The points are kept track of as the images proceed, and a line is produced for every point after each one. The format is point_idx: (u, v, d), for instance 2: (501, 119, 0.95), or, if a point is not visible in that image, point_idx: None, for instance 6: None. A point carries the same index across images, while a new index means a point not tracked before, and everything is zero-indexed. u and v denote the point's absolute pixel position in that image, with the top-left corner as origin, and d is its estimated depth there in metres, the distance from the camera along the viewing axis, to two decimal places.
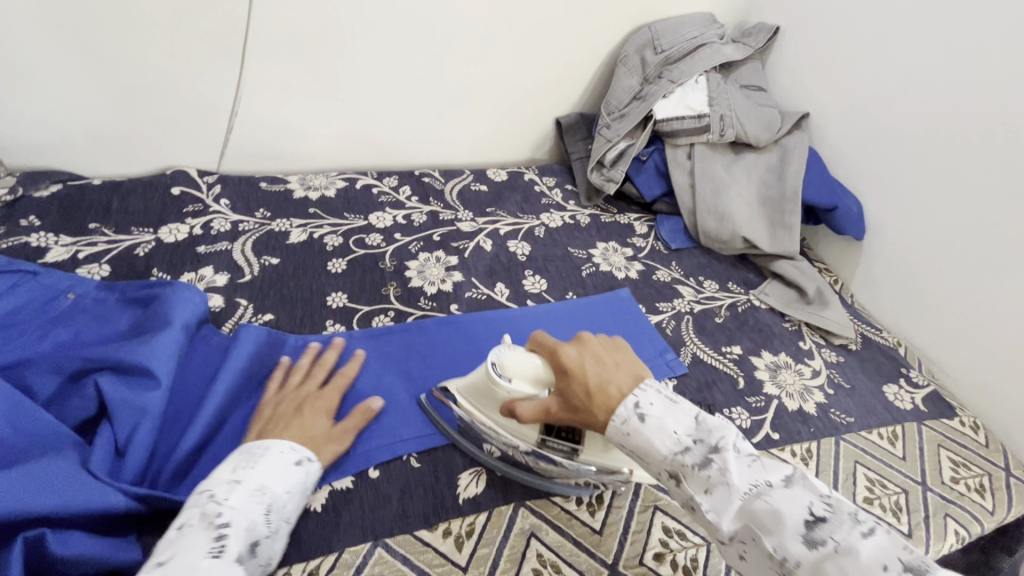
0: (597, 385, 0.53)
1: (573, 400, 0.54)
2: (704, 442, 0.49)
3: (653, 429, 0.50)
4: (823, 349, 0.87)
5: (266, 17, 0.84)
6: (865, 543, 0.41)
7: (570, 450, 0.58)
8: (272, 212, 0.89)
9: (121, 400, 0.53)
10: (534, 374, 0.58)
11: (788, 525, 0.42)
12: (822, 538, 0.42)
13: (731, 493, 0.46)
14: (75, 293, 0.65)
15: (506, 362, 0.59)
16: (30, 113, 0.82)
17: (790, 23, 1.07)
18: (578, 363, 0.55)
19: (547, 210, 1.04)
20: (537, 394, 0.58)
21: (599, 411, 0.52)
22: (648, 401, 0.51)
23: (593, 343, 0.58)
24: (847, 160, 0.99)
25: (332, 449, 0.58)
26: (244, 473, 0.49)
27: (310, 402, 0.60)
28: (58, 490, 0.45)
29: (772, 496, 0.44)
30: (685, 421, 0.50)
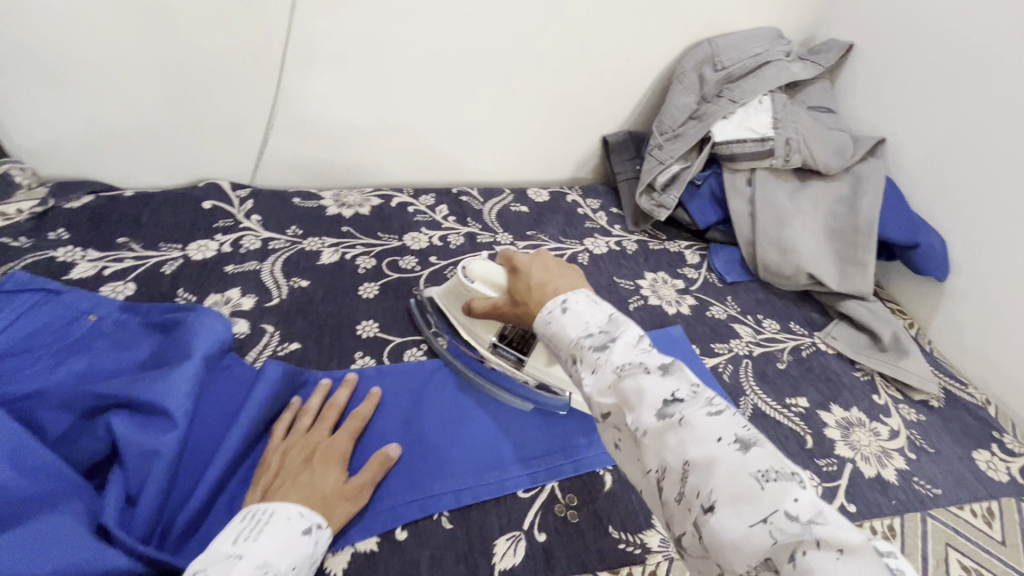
0: (538, 281, 0.55)
1: (515, 295, 0.58)
2: (610, 333, 0.46)
3: (571, 318, 0.48)
4: (901, 405, 0.78)
5: (307, 28, 0.80)
6: (710, 419, 0.38)
7: (516, 361, 0.66)
8: (304, 230, 0.85)
9: (135, 443, 0.49)
10: (491, 278, 0.62)
11: (646, 402, 0.40)
12: (671, 411, 0.39)
13: (609, 370, 0.43)
14: (96, 315, 0.61)
15: (473, 267, 0.64)
16: (66, 122, 0.80)
17: (866, 39, 0.98)
18: (526, 264, 0.57)
19: (591, 235, 0.97)
20: (492, 295, 0.63)
21: (533, 304, 0.54)
22: (575, 299, 0.50)
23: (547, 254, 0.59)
24: (929, 192, 0.90)
25: (345, 508, 0.52)
26: (245, 547, 0.44)
27: (322, 451, 0.55)
28: (57, 552, 0.40)
29: (642, 379, 0.41)
30: (599, 316, 0.48)
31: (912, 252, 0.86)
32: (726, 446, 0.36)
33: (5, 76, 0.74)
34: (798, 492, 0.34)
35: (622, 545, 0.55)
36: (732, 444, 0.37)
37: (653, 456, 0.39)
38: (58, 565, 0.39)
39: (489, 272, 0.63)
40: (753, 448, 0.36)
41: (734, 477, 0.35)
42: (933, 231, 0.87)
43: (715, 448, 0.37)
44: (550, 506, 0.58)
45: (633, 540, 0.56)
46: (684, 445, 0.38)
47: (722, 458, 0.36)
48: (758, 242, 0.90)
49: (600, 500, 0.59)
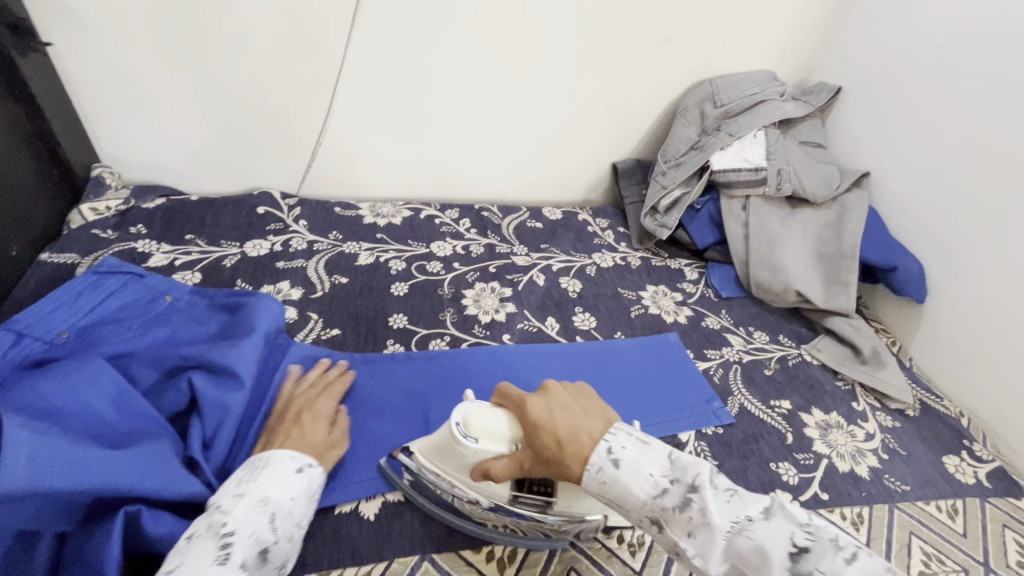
0: (567, 432, 0.51)
1: (544, 453, 0.52)
2: (682, 481, 0.48)
3: (629, 474, 0.49)
4: (878, 412, 0.85)
5: (358, 61, 0.93)
6: (849, 570, 0.41)
7: (544, 503, 0.57)
8: (344, 235, 0.96)
9: (211, 397, 0.59)
10: (497, 431, 0.56)
11: (775, 561, 0.42)
12: (808, 569, 0.41)
13: (715, 533, 0.45)
14: (171, 296, 0.72)
15: (470, 423, 0.56)
16: (149, 135, 0.93)
17: (853, 84, 1.09)
18: (546, 416, 0.53)
19: (599, 250, 1.07)
20: (506, 450, 0.56)
21: (574, 461, 0.50)
22: (620, 445, 0.50)
23: (559, 395, 0.55)
24: (908, 221, 0.99)
25: (335, 453, 0.61)
26: (247, 486, 0.52)
27: (307, 409, 0.63)
28: (155, 473, 0.50)
29: (753, 532, 0.44)
30: (659, 463, 0.49)
31: (892, 275, 0.95)
32: None
33: (105, 94, 0.87)
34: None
35: None
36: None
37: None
38: (157, 484, 0.49)
39: (492, 423, 0.56)
40: None
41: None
42: (911, 256, 0.95)
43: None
44: None
45: None
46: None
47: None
48: (751, 261, 0.99)
49: None
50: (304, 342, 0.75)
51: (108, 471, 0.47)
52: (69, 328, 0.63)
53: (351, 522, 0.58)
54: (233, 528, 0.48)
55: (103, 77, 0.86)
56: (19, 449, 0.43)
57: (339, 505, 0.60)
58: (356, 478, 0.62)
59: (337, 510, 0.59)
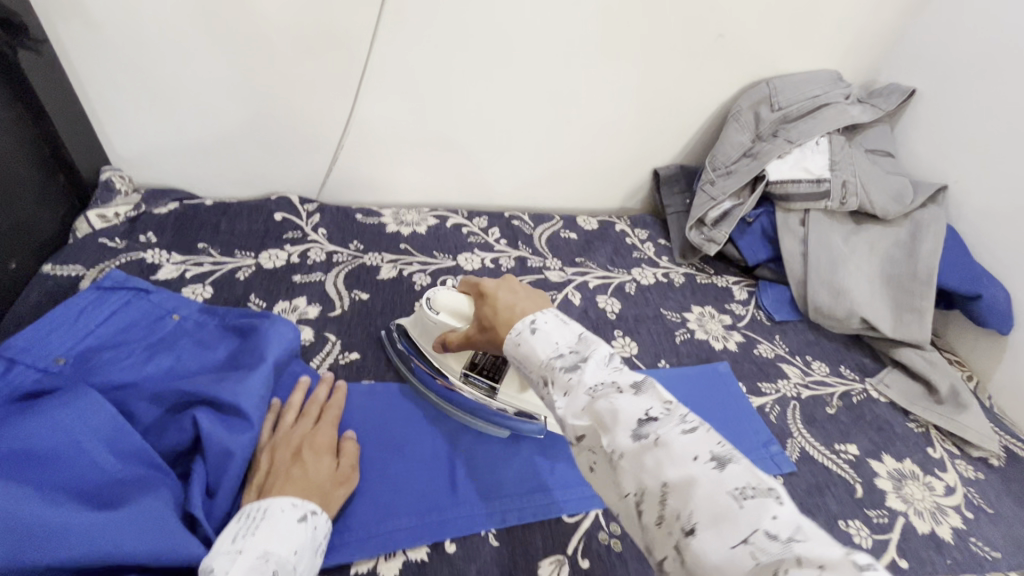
0: (505, 304, 0.54)
1: (483, 321, 0.56)
2: (580, 353, 0.47)
3: (540, 340, 0.49)
4: (958, 461, 0.75)
5: (383, 58, 0.85)
6: (682, 437, 0.39)
7: (488, 390, 0.66)
8: (365, 245, 0.90)
9: (216, 440, 0.53)
10: (458, 309, 0.62)
11: (621, 422, 0.41)
12: (646, 432, 0.40)
13: (581, 392, 0.44)
14: (179, 314, 0.66)
15: (437, 298, 0.64)
16: (162, 136, 0.88)
17: (929, 85, 0.97)
18: (493, 288, 0.56)
19: (639, 265, 0.98)
20: (459, 326, 0.63)
21: (502, 327, 0.53)
22: (544, 320, 0.50)
23: (511, 279, 0.58)
24: (992, 242, 0.88)
25: (342, 491, 0.56)
26: (245, 542, 0.47)
27: (308, 444, 0.57)
28: (152, 533, 0.44)
29: (614, 400, 0.42)
30: (569, 337, 0.49)
31: (973, 303, 0.84)
32: (702, 465, 0.37)
33: (116, 92, 0.82)
34: (775, 508, 0.34)
35: None
36: (708, 463, 0.37)
37: (631, 479, 0.39)
38: (152, 547, 0.43)
39: (454, 304, 0.62)
40: (729, 466, 0.37)
41: (715, 497, 0.35)
42: (996, 282, 0.84)
43: (693, 468, 0.37)
44: (594, 532, 0.59)
45: None
46: (661, 466, 0.38)
47: (700, 478, 0.36)
48: (810, 283, 0.89)
49: None
50: (307, 365, 0.68)
51: (97, 535, 0.41)
52: (66, 353, 0.58)
53: None
54: None
55: (113, 74, 0.80)
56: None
57: (355, 564, 0.53)
58: (374, 531, 0.55)
59: (352, 570, 0.53)
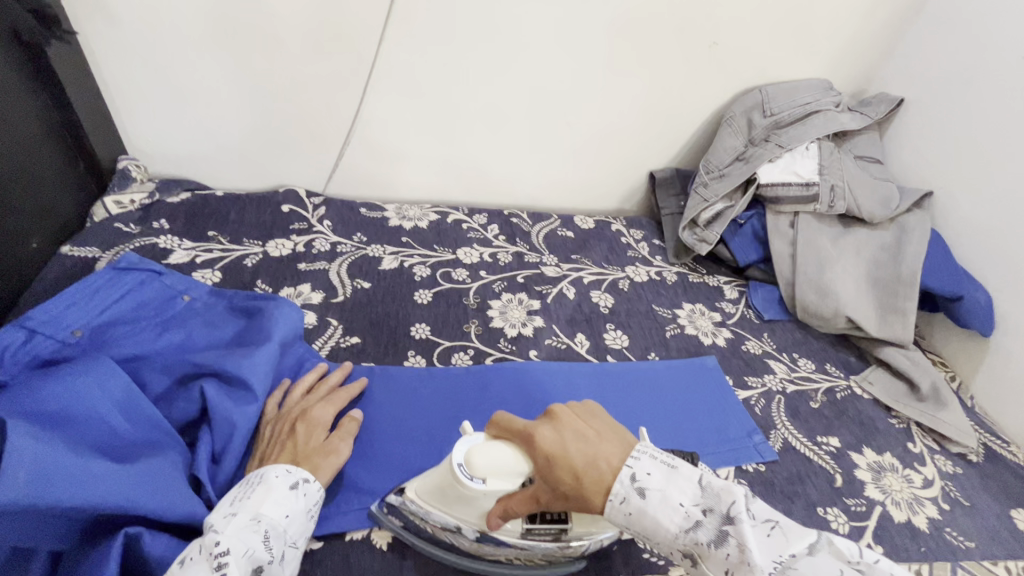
0: (585, 462, 0.47)
1: (562, 488, 0.47)
2: (716, 511, 0.44)
3: (659, 505, 0.45)
4: (937, 456, 0.77)
5: (390, 59, 0.89)
6: None
7: (558, 532, 0.52)
8: (368, 237, 0.93)
9: (222, 409, 0.56)
10: (505, 464, 0.49)
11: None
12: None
13: (757, 575, 0.42)
14: (190, 295, 0.69)
15: (474, 462, 0.49)
16: (177, 128, 0.92)
17: (917, 96, 1.01)
18: (558, 447, 0.47)
19: (633, 263, 1.01)
20: (518, 485, 0.50)
21: (595, 491, 0.46)
22: (645, 471, 0.46)
23: (565, 417, 0.50)
24: (974, 247, 0.90)
25: (332, 461, 0.57)
26: (240, 504, 0.49)
27: (303, 417, 0.59)
28: (160, 489, 0.47)
29: (798, 570, 0.42)
30: (688, 489, 0.46)
31: (955, 304, 0.87)
32: None
33: (136, 85, 0.86)
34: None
35: (645, 553, 0.58)
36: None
37: None
38: (159, 500, 0.46)
39: (495, 457, 0.49)
40: None
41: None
42: (978, 284, 0.87)
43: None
44: None
45: (655, 551, 0.59)
46: None
47: None
48: (798, 282, 0.92)
49: None
50: (315, 348, 0.72)
51: (110, 486, 0.44)
52: (83, 326, 0.61)
53: (362, 551, 0.55)
54: (225, 548, 0.45)
55: (133, 67, 0.84)
56: (22, 457, 0.41)
57: (351, 531, 0.56)
58: (368, 502, 0.58)
59: (348, 537, 0.56)
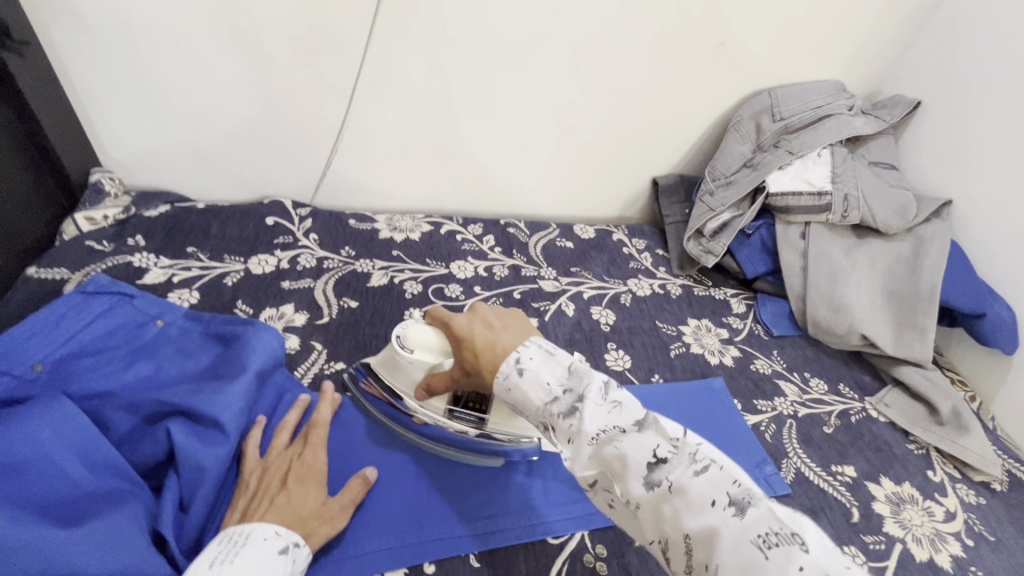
0: (484, 343, 0.50)
1: (465, 366, 0.52)
2: (574, 391, 0.46)
3: (529, 384, 0.46)
4: (959, 485, 0.73)
5: (377, 62, 0.84)
6: (695, 480, 0.40)
7: (477, 420, 0.60)
8: (357, 251, 0.88)
9: (190, 453, 0.52)
10: (432, 344, 0.58)
11: (632, 469, 0.42)
12: (659, 479, 0.41)
13: (583, 441, 0.44)
14: (163, 321, 0.65)
15: (409, 337, 0.59)
16: (155, 138, 0.87)
17: (934, 98, 0.95)
18: (467, 329, 0.52)
19: (635, 275, 0.97)
20: (439, 363, 0.58)
21: (486, 370, 0.49)
22: (528, 355, 0.47)
23: (484, 309, 0.54)
24: (996, 260, 0.85)
25: (323, 530, 0.52)
26: (222, 569, 0.44)
27: (296, 471, 0.55)
28: (115, 552, 0.43)
29: (621, 443, 0.42)
30: (558, 371, 0.47)
31: (977, 321, 0.82)
32: (722, 514, 0.38)
33: (110, 94, 0.81)
34: (801, 558, 0.35)
35: None
36: (727, 509, 0.38)
37: (652, 525, 0.42)
38: (114, 565, 0.42)
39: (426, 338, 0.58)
40: (749, 510, 0.38)
41: (740, 549, 0.37)
42: (1001, 300, 0.82)
43: (712, 517, 0.38)
44: (579, 553, 0.57)
45: None
46: (680, 516, 0.40)
47: (721, 529, 0.38)
48: (810, 298, 0.87)
49: (630, 555, 0.58)
50: (299, 377, 0.68)
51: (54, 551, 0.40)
52: (44, 359, 0.56)
53: None
54: None
55: (105, 75, 0.79)
56: None
57: None
58: (351, 551, 0.54)
59: None
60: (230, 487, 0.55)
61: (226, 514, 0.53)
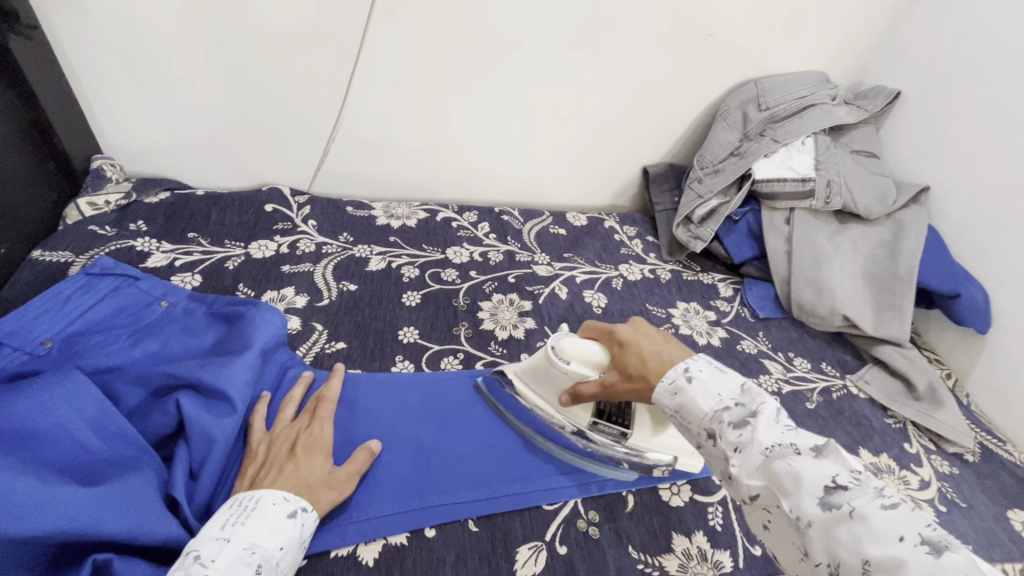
0: (651, 352, 0.54)
1: (626, 370, 0.55)
2: (746, 406, 0.47)
3: (699, 391, 0.49)
4: (934, 456, 0.77)
5: (374, 52, 0.86)
6: (884, 513, 0.39)
7: (620, 434, 0.61)
8: (355, 237, 0.90)
9: (199, 423, 0.54)
10: (590, 355, 0.60)
11: (806, 487, 0.41)
12: (838, 503, 0.40)
13: (755, 451, 0.45)
14: (167, 301, 0.67)
15: (564, 347, 0.61)
16: (154, 125, 0.88)
17: (914, 89, 0.99)
18: (632, 336, 0.56)
19: (627, 261, 0.99)
20: (595, 374, 0.60)
21: (651, 375, 0.53)
22: (698, 367, 0.51)
23: (644, 324, 0.58)
24: (971, 244, 0.89)
25: (331, 495, 0.54)
26: (233, 530, 0.47)
27: (303, 441, 0.57)
28: (131, 512, 0.45)
29: (796, 461, 0.43)
30: (730, 388, 0.49)
31: (952, 302, 0.85)
32: (912, 548, 0.36)
33: (109, 82, 0.83)
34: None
35: (639, 565, 0.57)
36: (920, 548, 0.36)
37: (821, 550, 0.40)
38: (130, 524, 0.45)
39: (582, 348, 0.60)
40: (945, 553, 0.36)
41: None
42: (975, 282, 0.86)
43: (900, 549, 0.37)
44: (573, 519, 0.60)
45: (650, 561, 0.58)
46: (860, 543, 0.38)
47: (911, 563, 0.36)
48: (794, 280, 0.90)
49: (621, 520, 0.61)
50: (302, 355, 0.70)
51: (75, 509, 0.42)
52: (53, 337, 0.58)
53: (348, 568, 0.53)
54: None
55: (105, 63, 0.81)
56: None
57: (335, 548, 0.54)
58: (355, 517, 0.56)
59: (332, 554, 0.54)
60: (237, 456, 0.58)
61: (235, 482, 0.55)
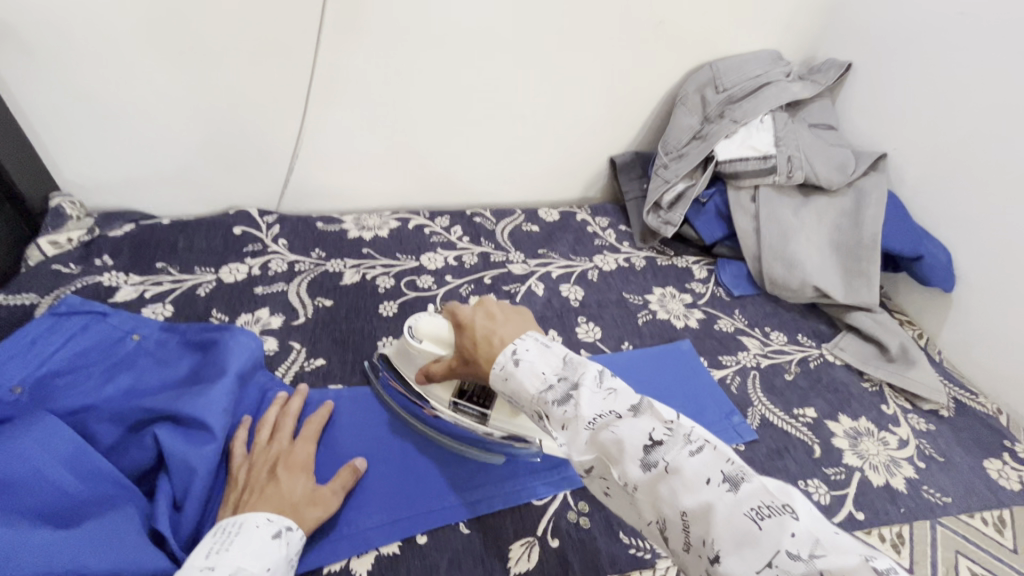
0: (484, 334, 0.56)
1: (464, 353, 0.57)
2: (568, 379, 0.50)
3: (525, 373, 0.51)
4: (910, 415, 0.79)
5: (331, 66, 0.86)
6: (691, 461, 0.43)
7: (480, 415, 0.62)
8: (327, 252, 0.90)
9: (178, 454, 0.54)
10: (440, 336, 0.61)
11: (628, 453, 0.44)
12: (655, 461, 0.44)
13: (580, 425, 0.47)
14: (139, 334, 0.66)
15: (419, 326, 0.63)
16: (110, 158, 0.87)
17: (864, 59, 1.01)
18: (469, 319, 0.58)
19: (600, 252, 1.00)
20: (445, 353, 0.62)
21: (482, 358, 0.55)
22: (524, 348, 0.52)
23: (490, 302, 0.59)
24: (930, 206, 0.92)
25: (314, 512, 0.55)
26: (218, 558, 0.46)
27: (284, 460, 0.58)
28: (111, 549, 0.45)
29: (617, 427, 0.46)
30: (554, 362, 0.51)
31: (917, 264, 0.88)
32: (716, 490, 0.41)
33: (59, 118, 0.81)
34: (792, 525, 0.38)
35: (631, 550, 0.58)
36: (721, 485, 0.41)
37: (649, 506, 0.44)
38: (111, 561, 0.44)
39: (434, 329, 0.62)
40: (742, 485, 0.41)
41: (734, 520, 0.40)
42: (937, 243, 0.88)
43: (707, 493, 0.41)
44: (563, 511, 0.61)
45: (642, 545, 0.59)
46: (677, 495, 0.42)
47: (716, 503, 0.41)
48: (763, 257, 0.92)
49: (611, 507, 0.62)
50: (286, 375, 0.70)
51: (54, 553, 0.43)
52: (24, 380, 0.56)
53: None
54: None
55: (53, 100, 0.79)
56: None
57: (328, 564, 0.54)
58: (345, 532, 0.56)
59: (326, 570, 0.54)
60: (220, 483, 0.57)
61: (220, 508, 0.55)
